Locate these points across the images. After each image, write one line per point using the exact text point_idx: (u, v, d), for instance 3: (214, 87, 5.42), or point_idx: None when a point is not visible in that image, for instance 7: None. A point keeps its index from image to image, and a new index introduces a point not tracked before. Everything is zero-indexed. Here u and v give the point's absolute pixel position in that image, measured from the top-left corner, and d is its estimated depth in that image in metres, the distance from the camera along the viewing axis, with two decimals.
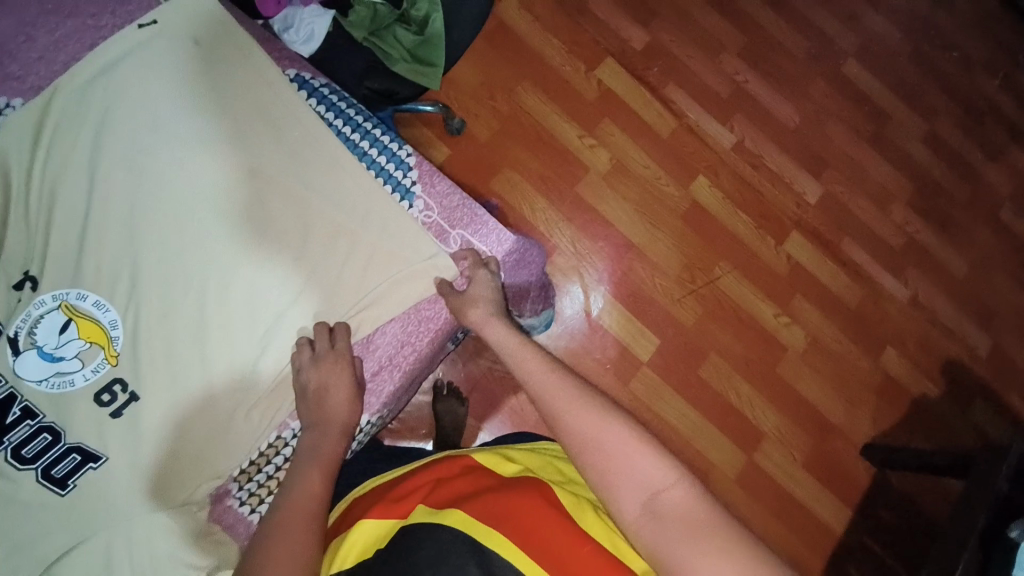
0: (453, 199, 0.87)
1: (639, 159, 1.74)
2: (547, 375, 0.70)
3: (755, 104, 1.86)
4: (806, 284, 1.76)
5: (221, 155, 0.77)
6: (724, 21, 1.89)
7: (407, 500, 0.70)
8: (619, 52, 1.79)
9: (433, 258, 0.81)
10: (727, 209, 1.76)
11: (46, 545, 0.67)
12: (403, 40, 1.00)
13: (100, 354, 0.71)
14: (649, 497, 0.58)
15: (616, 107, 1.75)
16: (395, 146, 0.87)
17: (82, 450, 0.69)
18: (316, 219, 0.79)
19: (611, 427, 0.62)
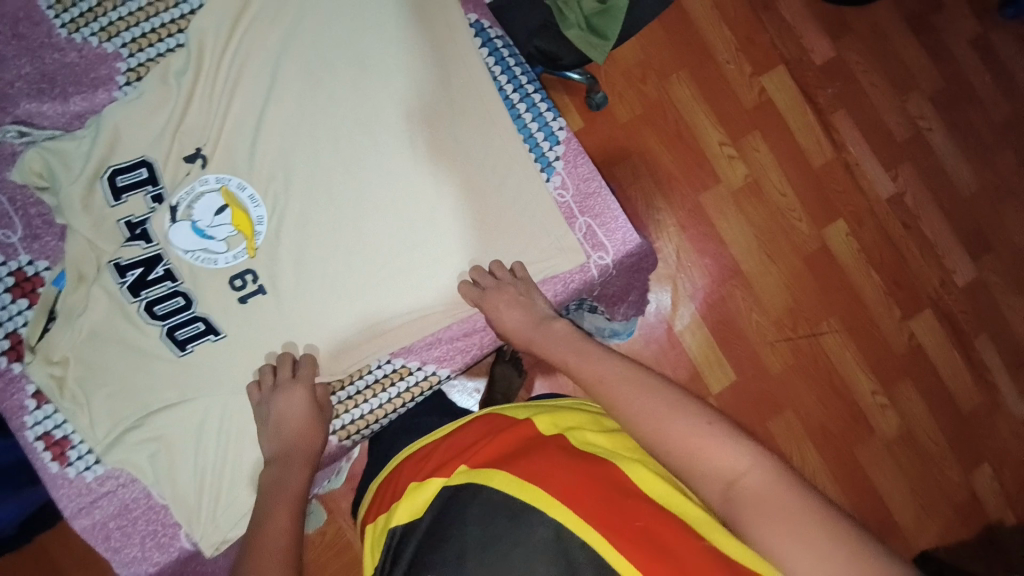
0: (591, 186, 0.84)
1: (777, 183, 1.60)
2: (599, 366, 0.64)
3: (931, 160, 1.64)
4: (920, 369, 1.59)
5: (388, 89, 0.80)
6: (928, 58, 1.65)
7: (464, 449, 0.68)
8: (795, 65, 1.63)
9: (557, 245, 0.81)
10: (857, 264, 1.60)
11: (149, 398, 0.75)
12: (584, 5, 0.96)
13: (242, 242, 0.77)
14: (726, 486, 0.52)
15: (772, 123, 1.61)
16: (550, 116, 0.85)
17: (205, 322, 0.76)
18: (459, 174, 0.80)
19: (674, 415, 0.56)
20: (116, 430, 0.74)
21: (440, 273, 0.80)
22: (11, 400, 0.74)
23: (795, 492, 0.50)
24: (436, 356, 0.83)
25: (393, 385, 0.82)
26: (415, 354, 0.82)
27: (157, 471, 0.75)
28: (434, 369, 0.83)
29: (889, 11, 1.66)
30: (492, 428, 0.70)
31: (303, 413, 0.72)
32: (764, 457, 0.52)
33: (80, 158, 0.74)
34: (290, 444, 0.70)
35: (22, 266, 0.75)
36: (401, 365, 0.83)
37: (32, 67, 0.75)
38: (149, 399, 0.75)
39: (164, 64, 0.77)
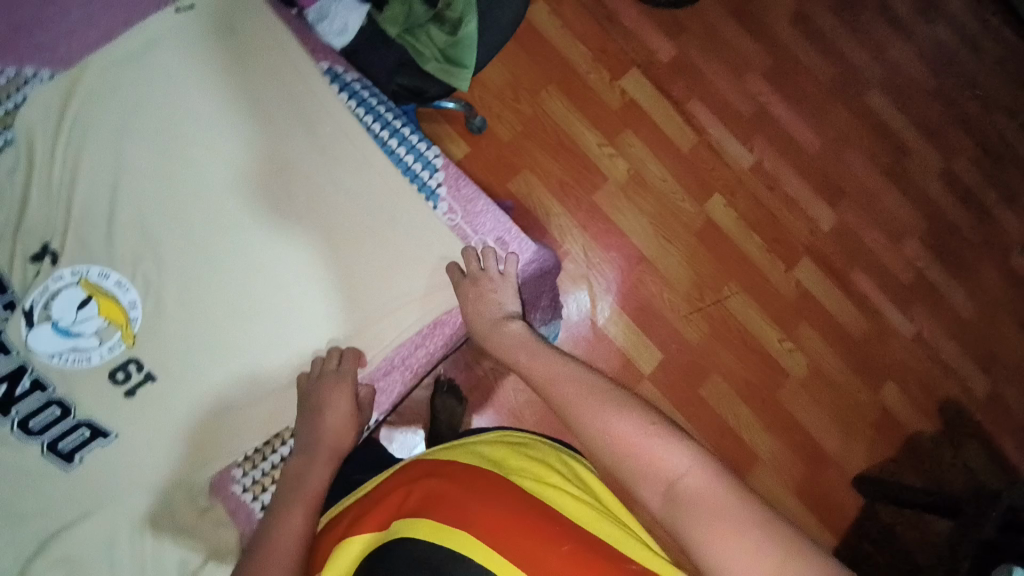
0: (479, 205, 0.86)
1: (656, 171, 1.74)
2: (551, 371, 0.65)
3: (777, 127, 1.85)
4: (813, 311, 1.76)
5: (248, 143, 0.78)
6: (754, 41, 1.88)
7: (391, 506, 0.66)
8: (645, 65, 1.78)
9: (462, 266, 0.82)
10: (741, 229, 1.76)
11: (44, 522, 0.67)
12: (436, 40, 1.02)
13: (117, 332, 0.71)
14: (667, 488, 0.51)
15: (639, 120, 1.75)
16: (423, 146, 0.87)
17: (91, 425, 0.69)
18: (342, 215, 0.79)
19: (619, 413, 0.57)
20: (14, 570, 0.66)
21: (344, 320, 0.78)
22: None
23: (737, 500, 0.48)
24: None
25: None
26: None
27: None
28: None
29: (714, 7, 1.87)
30: (434, 468, 0.69)
31: (345, 409, 0.73)
32: (707, 460, 0.52)
33: None
34: (325, 433, 0.72)
35: None
36: None
37: None
38: (43, 524, 0.67)
39: None
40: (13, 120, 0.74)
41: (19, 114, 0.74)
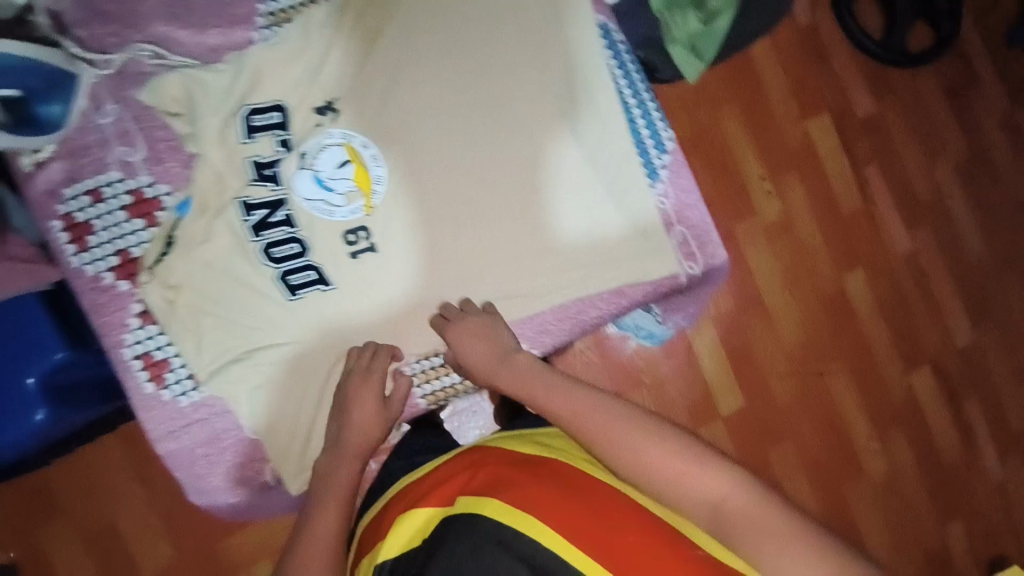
0: (692, 198, 0.89)
1: (808, 226, 1.66)
2: (567, 401, 0.68)
3: (949, 224, 1.74)
4: (912, 420, 1.68)
5: (512, 75, 0.84)
6: (958, 129, 1.76)
7: (454, 483, 0.71)
8: (839, 115, 1.70)
9: (659, 249, 0.87)
10: (871, 312, 1.68)
11: (257, 336, 0.77)
12: (690, 24, 1.04)
13: (360, 200, 0.80)
14: (713, 507, 0.59)
15: (811, 168, 1.67)
16: (660, 124, 0.89)
17: (318, 271, 0.79)
18: (568, 168, 0.85)
19: (653, 440, 0.63)
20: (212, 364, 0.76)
21: (540, 261, 0.85)
22: (114, 317, 0.73)
23: (771, 507, 0.57)
24: (528, 335, 0.87)
25: None
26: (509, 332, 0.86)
27: (257, 406, 0.78)
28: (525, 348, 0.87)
29: (931, 81, 1.75)
30: (492, 453, 0.74)
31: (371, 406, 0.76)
32: (740, 475, 0.60)
33: (221, 93, 0.75)
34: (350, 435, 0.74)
35: (140, 187, 0.73)
36: None
37: None
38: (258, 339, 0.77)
39: (307, 14, 0.78)
40: None
41: None
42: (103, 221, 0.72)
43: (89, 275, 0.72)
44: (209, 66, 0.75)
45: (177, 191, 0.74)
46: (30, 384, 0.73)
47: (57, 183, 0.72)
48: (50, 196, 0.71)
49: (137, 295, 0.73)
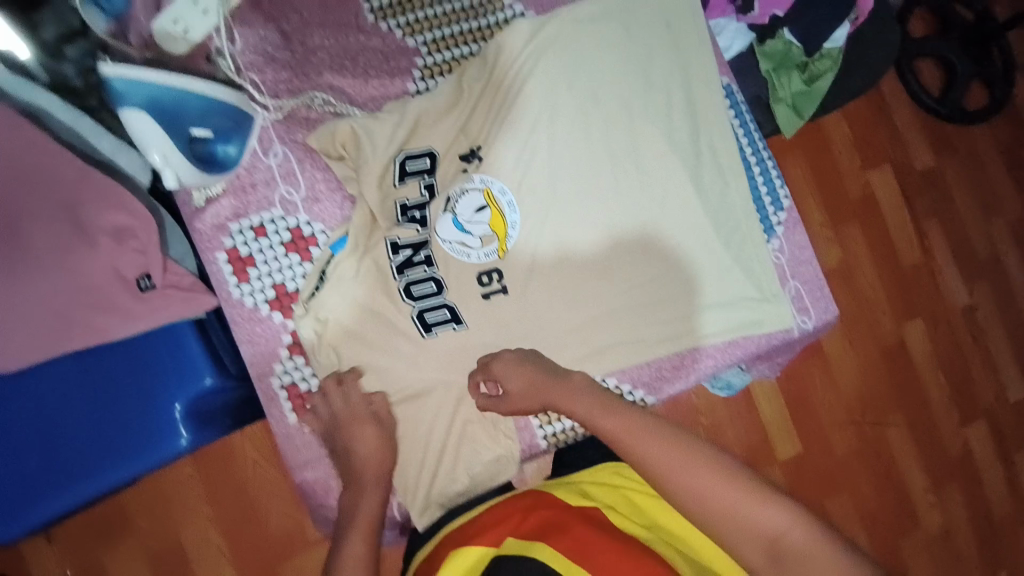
0: (805, 254, 0.92)
1: (869, 278, 1.64)
2: (628, 424, 0.69)
3: (1003, 279, 1.76)
4: (967, 476, 1.66)
5: (644, 132, 0.87)
6: (1013, 187, 1.79)
7: (506, 523, 0.69)
8: (900, 166, 1.69)
9: (776, 305, 0.88)
10: (930, 365, 1.66)
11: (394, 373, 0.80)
12: (792, 84, 1.08)
13: (494, 243, 0.82)
14: (771, 542, 0.61)
15: (872, 218, 1.65)
16: (779, 181, 0.92)
17: (451, 310, 0.81)
18: (693, 222, 0.87)
19: (713, 473, 0.64)
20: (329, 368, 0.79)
21: (661, 313, 0.86)
22: (266, 346, 0.78)
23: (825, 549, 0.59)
24: (645, 381, 0.90)
25: None
26: (628, 377, 0.89)
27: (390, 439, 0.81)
28: (642, 394, 0.90)
29: (986, 138, 1.78)
30: (548, 498, 0.72)
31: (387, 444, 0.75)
32: (799, 517, 0.62)
33: (384, 140, 0.79)
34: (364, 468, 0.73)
35: (298, 225, 0.79)
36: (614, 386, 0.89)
37: (336, 42, 0.81)
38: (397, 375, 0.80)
39: (461, 70, 0.84)
40: (484, 37, 0.85)
41: (491, 34, 0.85)
42: (265, 256, 0.78)
43: (248, 306, 0.77)
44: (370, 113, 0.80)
45: (333, 231, 0.80)
46: (176, 408, 0.78)
47: (223, 216, 0.77)
48: (217, 229, 0.76)
49: (289, 326, 0.78)
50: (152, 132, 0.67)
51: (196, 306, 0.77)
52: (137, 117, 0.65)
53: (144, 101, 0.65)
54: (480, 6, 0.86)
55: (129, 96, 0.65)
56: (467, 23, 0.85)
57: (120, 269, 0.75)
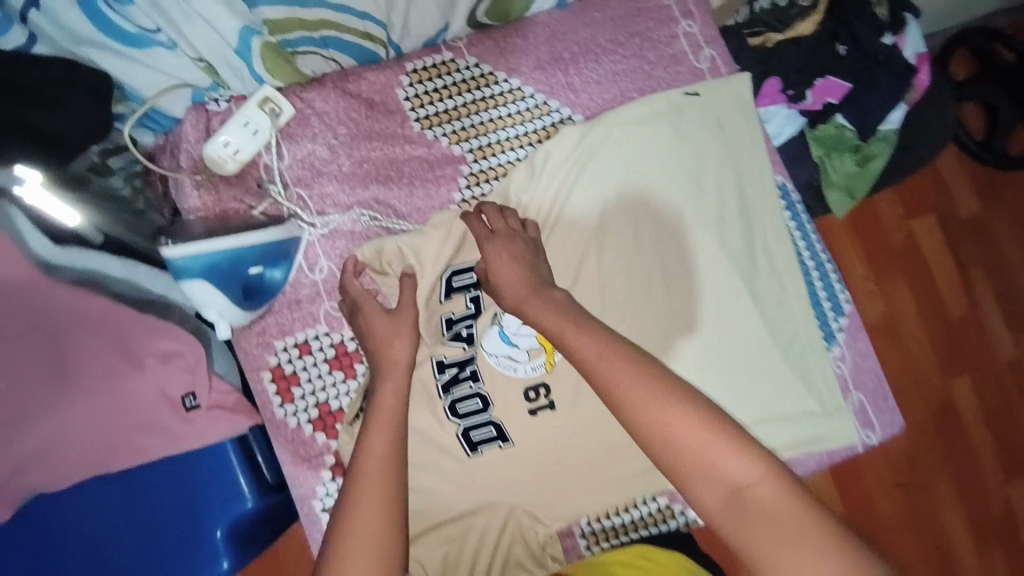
0: (870, 363, 0.89)
1: (915, 331, 1.47)
2: (597, 345, 0.62)
3: None
4: (1012, 536, 1.47)
5: (700, 238, 0.84)
6: None
7: None
8: (943, 217, 1.49)
9: (839, 419, 0.85)
10: (978, 424, 1.48)
11: (443, 495, 0.79)
12: (844, 166, 1.02)
13: (542, 356, 0.80)
14: (733, 492, 0.55)
15: (915, 268, 1.47)
16: (839, 287, 0.90)
17: (498, 427, 0.79)
18: (752, 333, 0.84)
19: (684, 418, 0.57)
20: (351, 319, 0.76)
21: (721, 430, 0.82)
22: (310, 466, 0.76)
23: (788, 504, 0.53)
24: None
25: (655, 526, 0.85)
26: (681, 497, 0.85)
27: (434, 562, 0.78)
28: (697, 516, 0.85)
29: None
30: None
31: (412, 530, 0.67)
32: (767, 464, 0.55)
33: (430, 257, 0.78)
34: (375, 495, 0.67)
35: (342, 340, 0.77)
36: (666, 505, 0.85)
37: (381, 153, 0.78)
38: (444, 498, 0.78)
39: (510, 178, 0.81)
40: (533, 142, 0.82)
41: (543, 139, 0.82)
42: (308, 373, 0.76)
43: (291, 425, 0.76)
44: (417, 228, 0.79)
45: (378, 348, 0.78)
46: (216, 537, 0.75)
47: (269, 334, 0.75)
48: (262, 347, 0.75)
49: (332, 446, 0.76)
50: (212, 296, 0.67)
51: (239, 424, 0.76)
52: (198, 285, 0.65)
53: (204, 272, 0.65)
54: (528, 108, 0.82)
55: (190, 272, 0.64)
56: (516, 129, 0.82)
57: (166, 389, 0.73)
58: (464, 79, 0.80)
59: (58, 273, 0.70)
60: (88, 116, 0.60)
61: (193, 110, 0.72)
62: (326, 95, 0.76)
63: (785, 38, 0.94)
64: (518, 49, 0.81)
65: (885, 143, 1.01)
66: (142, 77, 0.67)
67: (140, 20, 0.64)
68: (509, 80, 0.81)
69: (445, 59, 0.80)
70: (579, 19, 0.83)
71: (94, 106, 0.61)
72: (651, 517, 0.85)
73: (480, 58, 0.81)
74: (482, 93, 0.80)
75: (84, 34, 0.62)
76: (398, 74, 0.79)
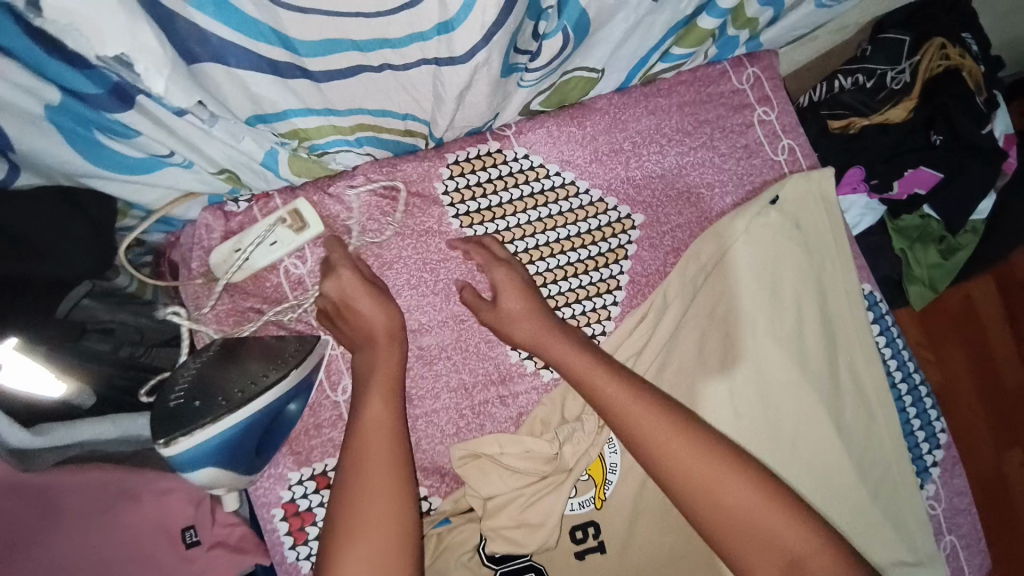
0: (963, 502, 0.78)
1: (983, 415, 1.16)
2: (629, 397, 0.59)
3: None
4: None
5: (784, 359, 0.72)
6: None
7: None
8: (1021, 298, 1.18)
9: (939, 575, 0.73)
10: None
11: None
12: (928, 258, 0.89)
13: (591, 492, 0.71)
14: (789, 562, 0.52)
15: (988, 360, 1.17)
16: (932, 412, 0.79)
17: (540, 573, 0.68)
18: (844, 473, 0.71)
19: (745, 486, 0.55)
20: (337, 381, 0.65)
21: None
22: None
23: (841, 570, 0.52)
24: None
25: None
26: None
27: None
28: None
29: None
30: None
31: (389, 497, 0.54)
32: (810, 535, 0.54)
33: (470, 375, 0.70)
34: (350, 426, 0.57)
35: None
36: None
37: (415, 253, 0.69)
38: None
39: (562, 285, 0.72)
40: (591, 246, 0.72)
41: (601, 242, 0.73)
42: (324, 510, 0.66)
43: (303, 570, 0.66)
44: (457, 341, 0.70)
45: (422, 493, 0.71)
46: None
47: (282, 465, 0.66)
48: (274, 480, 0.65)
49: None
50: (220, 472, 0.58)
51: (244, 563, 0.64)
52: (205, 470, 0.56)
53: (210, 456, 0.55)
54: (582, 205, 0.73)
55: (197, 463, 0.55)
56: (566, 228, 0.72)
57: (166, 519, 0.63)
58: (510, 172, 0.71)
59: (37, 459, 0.56)
60: (86, 255, 0.51)
61: (208, 212, 0.65)
62: (357, 191, 0.68)
63: (872, 123, 0.83)
64: (572, 138, 0.73)
65: (972, 234, 0.89)
66: (151, 194, 0.59)
67: (151, 147, 0.54)
68: (561, 174, 0.72)
69: (492, 150, 0.71)
70: (641, 106, 0.74)
71: (92, 241, 0.52)
72: None
73: (530, 149, 0.72)
74: (528, 188, 0.72)
75: (82, 167, 0.53)
76: (437, 167, 0.70)
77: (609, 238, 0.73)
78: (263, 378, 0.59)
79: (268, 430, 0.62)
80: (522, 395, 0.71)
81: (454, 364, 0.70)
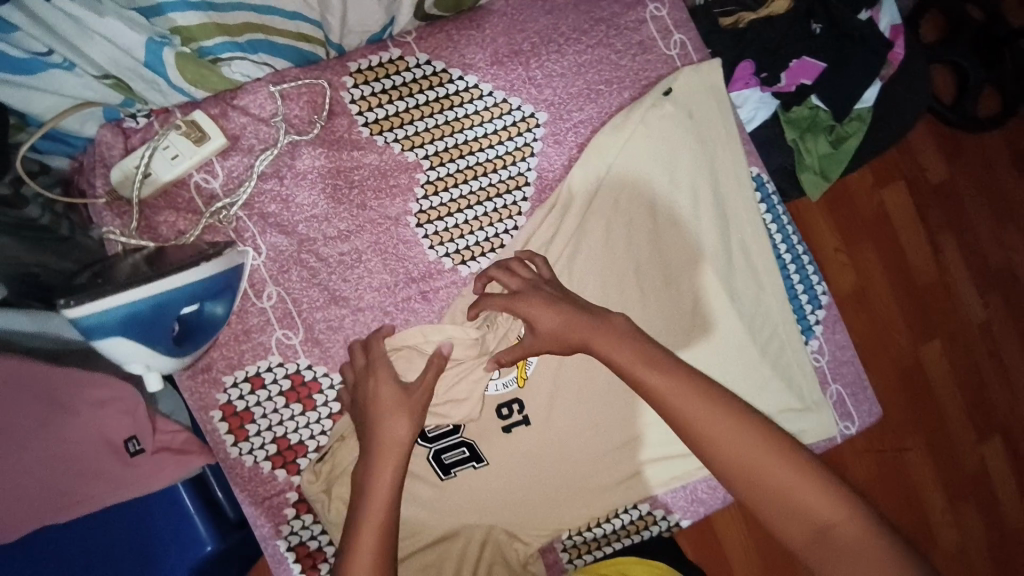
0: (846, 355, 0.89)
1: (887, 300, 1.22)
2: (664, 378, 0.59)
3: None
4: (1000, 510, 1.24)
5: (677, 236, 0.80)
6: None
7: None
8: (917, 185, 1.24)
9: (819, 414, 0.84)
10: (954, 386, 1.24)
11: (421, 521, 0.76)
12: (818, 147, 0.97)
13: (513, 373, 0.77)
14: (820, 530, 0.53)
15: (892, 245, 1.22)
16: (815, 279, 0.88)
17: (471, 447, 0.77)
18: (732, 333, 0.81)
19: (781, 461, 0.55)
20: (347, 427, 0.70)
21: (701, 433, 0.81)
22: (271, 505, 0.72)
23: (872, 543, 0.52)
24: (679, 506, 0.85)
25: (638, 533, 0.84)
26: (661, 503, 0.84)
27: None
28: (678, 519, 0.85)
29: None
30: None
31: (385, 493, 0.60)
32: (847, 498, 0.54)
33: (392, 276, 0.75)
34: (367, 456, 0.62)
35: (298, 370, 0.72)
36: (648, 512, 0.84)
37: (327, 162, 0.72)
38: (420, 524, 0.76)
39: (473, 186, 0.76)
40: (499, 145, 0.76)
41: (508, 141, 0.77)
42: (263, 407, 0.71)
43: (248, 463, 0.72)
44: (375, 244, 0.74)
45: None
46: None
47: (216, 370, 0.70)
48: (209, 384, 0.70)
49: (296, 481, 0.72)
50: (135, 349, 0.58)
51: (189, 464, 0.69)
52: (119, 342, 0.56)
53: (121, 328, 0.56)
54: (487, 107, 0.76)
55: (103, 331, 0.55)
56: (473, 131, 0.76)
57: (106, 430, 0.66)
58: (415, 79, 0.73)
59: None
60: None
61: (107, 129, 0.65)
62: (262, 101, 0.69)
63: (759, 17, 0.89)
64: (473, 41, 0.75)
65: (859, 122, 0.97)
66: (41, 102, 0.58)
67: (30, 43, 0.54)
68: (464, 77, 0.75)
69: (394, 57, 0.73)
70: (537, 7, 0.77)
71: None
72: (632, 524, 0.84)
73: (431, 54, 0.74)
74: (433, 94, 0.74)
75: None
76: (340, 75, 0.71)
77: (515, 136, 0.77)
78: (178, 267, 0.60)
79: (186, 321, 0.63)
80: (442, 291, 0.76)
81: (375, 266, 0.74)
